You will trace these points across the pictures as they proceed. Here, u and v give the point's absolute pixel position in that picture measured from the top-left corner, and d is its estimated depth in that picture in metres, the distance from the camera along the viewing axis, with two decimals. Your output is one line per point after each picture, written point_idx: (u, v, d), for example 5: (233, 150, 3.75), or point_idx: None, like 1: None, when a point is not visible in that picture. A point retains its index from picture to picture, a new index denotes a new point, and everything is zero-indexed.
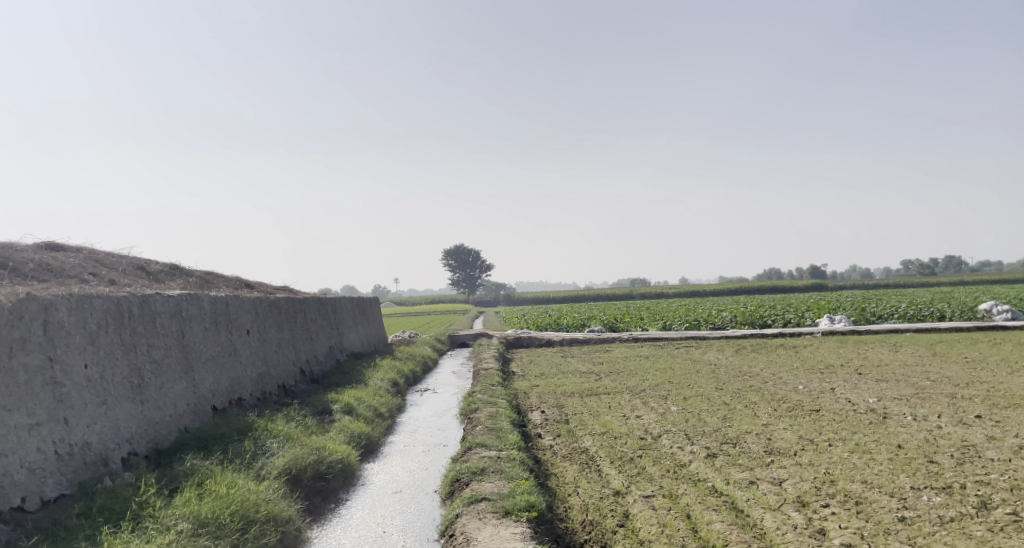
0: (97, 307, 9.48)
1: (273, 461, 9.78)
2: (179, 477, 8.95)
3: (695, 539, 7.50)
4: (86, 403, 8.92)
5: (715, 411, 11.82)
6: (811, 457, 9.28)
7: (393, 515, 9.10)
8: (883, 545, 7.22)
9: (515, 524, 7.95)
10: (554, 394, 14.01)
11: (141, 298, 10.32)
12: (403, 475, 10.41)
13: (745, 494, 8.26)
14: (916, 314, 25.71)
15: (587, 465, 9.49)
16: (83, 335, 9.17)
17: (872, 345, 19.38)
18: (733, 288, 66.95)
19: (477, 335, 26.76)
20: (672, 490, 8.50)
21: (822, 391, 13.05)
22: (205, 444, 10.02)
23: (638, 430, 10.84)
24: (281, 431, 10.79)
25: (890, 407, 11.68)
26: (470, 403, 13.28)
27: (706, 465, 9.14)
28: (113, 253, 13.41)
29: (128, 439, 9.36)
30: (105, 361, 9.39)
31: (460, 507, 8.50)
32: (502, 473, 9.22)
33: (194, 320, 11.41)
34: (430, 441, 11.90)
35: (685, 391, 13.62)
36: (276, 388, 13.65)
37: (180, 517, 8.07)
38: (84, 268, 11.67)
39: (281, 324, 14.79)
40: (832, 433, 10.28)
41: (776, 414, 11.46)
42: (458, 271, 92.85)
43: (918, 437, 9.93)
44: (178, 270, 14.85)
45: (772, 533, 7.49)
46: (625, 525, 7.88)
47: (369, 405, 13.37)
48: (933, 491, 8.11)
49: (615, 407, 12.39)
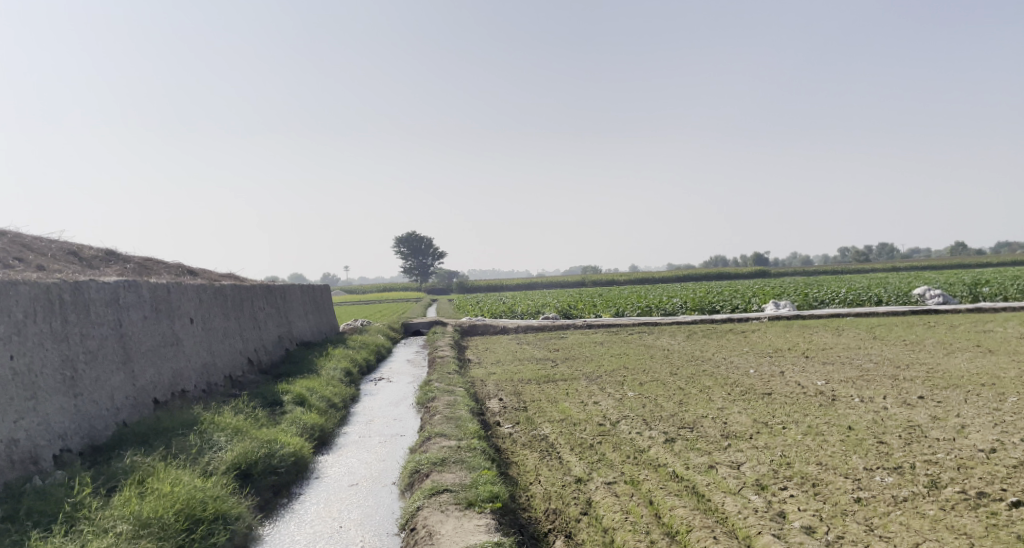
0: (23, 295, 9.00)
1: (221, 456, 9.45)
2: (118, 475, 8.58)
3: (659, 526, 7.47)
4: (12, 397, 8.49)
5: (671, 396, 11.86)
6: (766, 440, 9.35)
7: (350, 509, 8.88)
8: (841, 527, 7.29)
9: (479, 516, 7.81)
10: (511, 381, 13.92)
11: (73, 285, 9.86)
12: (359, 467, 10.19)
13: (705, 479, 8.26)
14: (855, 298, 26.39)
15: (548, 453, 9.42)
16: (8, 325, 8.70)
17: (817, 328, 19.76)
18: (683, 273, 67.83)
19: (431, 323, 26.53)
20: (633, 476, 8.47)
21: (773, 374, 13.23)
22: (146, 439, 9.64)
23: (597, 416, 10.82)
24: (229, 423, 10.44)
25: (839, 389, 11.88)
26: (425, 392, 13.09)
27: (665, 450, 9.14)
28: (41, 238, 12.81)
29: (60, 435, 8.94)
30: (33, 353, 8.94)
31: (419, 499, 8.32)
32: (463, 463, 9.07)
33: (132, 309, 10.96)
34: (387, 431, 11.70)
35: (641, 376, 13.63)
36: (222, 379, 13.23)
37: (118, 519, 7.73)
38: (9, 253, 11.12)
39: (227, 312, 14.37)
40: (786, 415, 10.40)
41: (730, 398, 11.56)
42: (410, 259, 92.06)
43: (868, 418, 10.10)
44: (113, 255, 14.28)
45: (734, 518, 7.50)
46: (589, 512, 7.82)
47: (322, 396, 13.06)
48: (885, 472, 8.24)
49: (573, 394, 12.35)
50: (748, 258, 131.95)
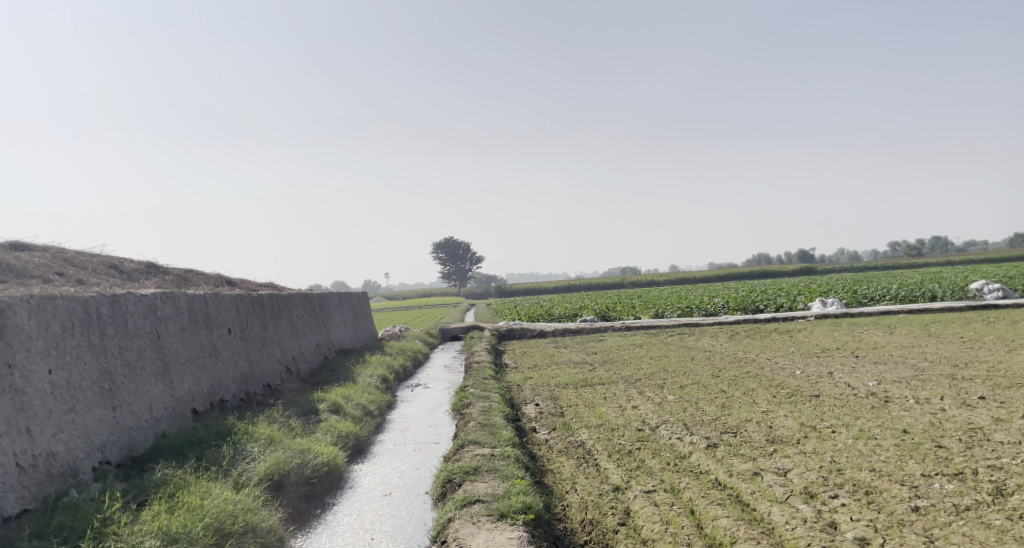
0: (60, 309, 8.97)
1: (253, 467, 9.32)
2: (150, 488, 8.49)
3: (701, 537, 7.10)
4: (50, 411, 8.44)
5: (713, 399, 11.46)
6: (815, 445, 8.91)
7: (382, 520, 8.67)
8: (898, 538, 6.84)
9: (511, 528, 7.52)
10: (547, 386, 13.63)
11: (111, 298, 9.82)
12: (392, 476, 10.00)
13: (750, 487, 7.87)
14: (908, 294, 25.37)
15: (585, 460, 9.11)
16: (45, 339, 8.67)
17: (867, 327, 19.01)
18: (725, 273, 66.54)
19: (469, 327, 26.34)
20: (673, 484, 8.12)
21: (821, 375, 12.72)
22: (181, 451, 9.55)
23: (636, 421, 10.46)
24: (263, 433, 10.32)
25: (891, 390, 11.34)
26: (461, 398, 12.87)
27: (707, 457, 8.76)
28: (83, 252, 12.89)
29: (99, 448, 8.89)
30: (72, 366, 8.90)
31: (451, 510, 8.07)
32: (497, 472, 8.81)
33: (170, 320, 10.91)
34: (421, 439, 11.49)
35: (681, 379, 13.23)
36: (261, 387, 13.16)
37: (146, 535, 7.61)
38: (50, 268, 11.16)
39: (266, 321, 14.34)
40: (835, 418, 9.93)
41: (775, 401, 11.10)
42: (449, 264, 92.20)
43: (923, 421, 9.57)
44: (153, 268, 14.33)
45: (781, 528, 7.10)
46: (627, 523, 7.49)
47: (358, 404, 12.91)
48: (945, 478, 7.74)
49: (611, 398, 12.01)
50: (793, 254, 129.38)
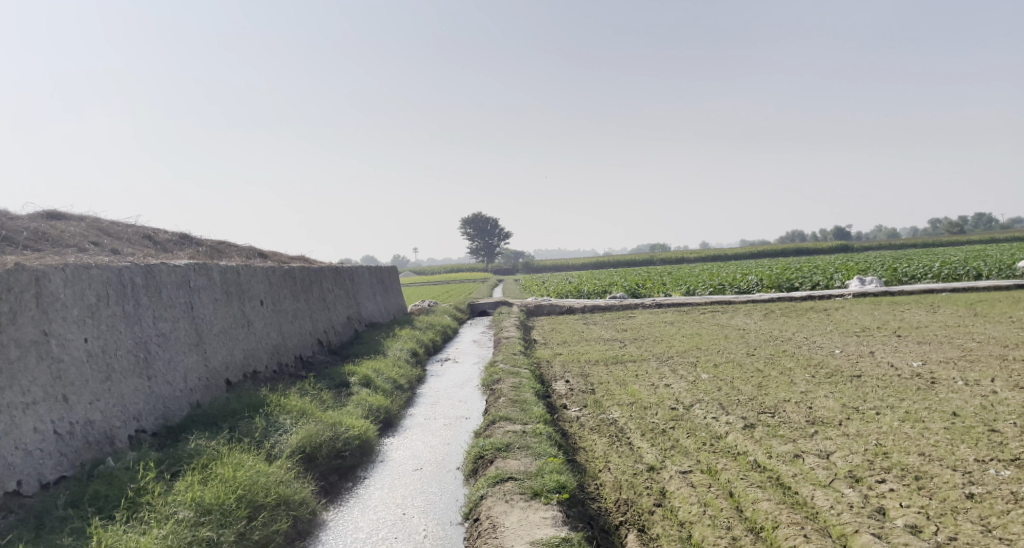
0: (95, 278, 8.94)
1: (286, 439, 9.27)
2: (183, 458, 8.46)
3: (742, 521, 6.89)
4: (87, 379, 8.43)
5: (749, 378, 11.19)
6: (858, 427, 8.64)
7: (414, 495, 8.57)
8: (953, 527, 6.57)
9: (545, 507, 7.37)
10: (578, 362, 13.46)
11: (145, 269, 9.79)
12: (423, 451, 9.91)
13: (791, 469, 7.63)
14: (951, 273, 24.70)
15: (617, 438, 8.93)
16: (81, 308, 8.65)
17: (908, 307, 18.48)
18: (758, 250, 65.41)
19: (497, 302, 26.21)
20: (710, 465, 7.91)
21: (861, 355, 12.39)
22: (214, 421, 9.53)
23: (669, 400, 10.24)
24: (295, 406, 10.26)
25: (937, 371, 10.96)
26: (491, 374, 12.74)
27: (744, 437, 8.53)
28: (118, 222, 12.89)
29: (135, 416, 8.88)
30: (107, 335, 8.88)
31: (484, 488, 7.95)
32: (529, 449, 8.66)
33: (204, 291, 10.88)
34: (451, 413, 11.39)
35: (715, 357, 12.97)
36: (293, 359, 13.15)
37: (180, 505, 7.58)
38: (85, 237, 11.15)
39: (297, 294, 14.30)
40: (879, 400, 9.62)
41: (814, 381, 10.80)
42: (478, 239, 92.05)
43: (974, 404, 9.22)
44: (186, 239, 14.33)
45: (826, 513, 6.86)
46: (663, 504, 7.31)
47: (388, 377, 12.84)
48: (1001, 464, 7.43)
49: (643, 375, 11.81)
50: (827, 232, 127.25)
